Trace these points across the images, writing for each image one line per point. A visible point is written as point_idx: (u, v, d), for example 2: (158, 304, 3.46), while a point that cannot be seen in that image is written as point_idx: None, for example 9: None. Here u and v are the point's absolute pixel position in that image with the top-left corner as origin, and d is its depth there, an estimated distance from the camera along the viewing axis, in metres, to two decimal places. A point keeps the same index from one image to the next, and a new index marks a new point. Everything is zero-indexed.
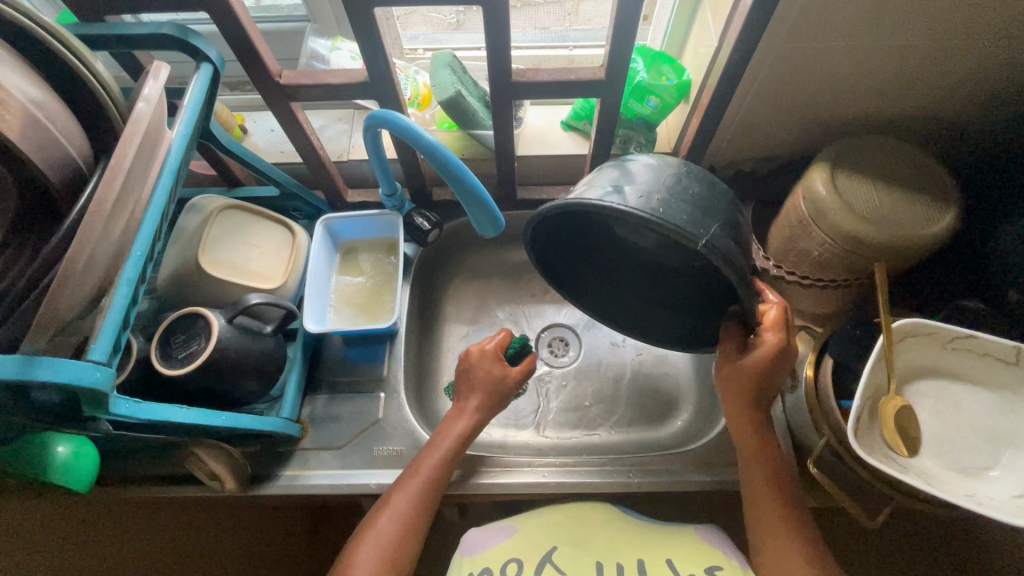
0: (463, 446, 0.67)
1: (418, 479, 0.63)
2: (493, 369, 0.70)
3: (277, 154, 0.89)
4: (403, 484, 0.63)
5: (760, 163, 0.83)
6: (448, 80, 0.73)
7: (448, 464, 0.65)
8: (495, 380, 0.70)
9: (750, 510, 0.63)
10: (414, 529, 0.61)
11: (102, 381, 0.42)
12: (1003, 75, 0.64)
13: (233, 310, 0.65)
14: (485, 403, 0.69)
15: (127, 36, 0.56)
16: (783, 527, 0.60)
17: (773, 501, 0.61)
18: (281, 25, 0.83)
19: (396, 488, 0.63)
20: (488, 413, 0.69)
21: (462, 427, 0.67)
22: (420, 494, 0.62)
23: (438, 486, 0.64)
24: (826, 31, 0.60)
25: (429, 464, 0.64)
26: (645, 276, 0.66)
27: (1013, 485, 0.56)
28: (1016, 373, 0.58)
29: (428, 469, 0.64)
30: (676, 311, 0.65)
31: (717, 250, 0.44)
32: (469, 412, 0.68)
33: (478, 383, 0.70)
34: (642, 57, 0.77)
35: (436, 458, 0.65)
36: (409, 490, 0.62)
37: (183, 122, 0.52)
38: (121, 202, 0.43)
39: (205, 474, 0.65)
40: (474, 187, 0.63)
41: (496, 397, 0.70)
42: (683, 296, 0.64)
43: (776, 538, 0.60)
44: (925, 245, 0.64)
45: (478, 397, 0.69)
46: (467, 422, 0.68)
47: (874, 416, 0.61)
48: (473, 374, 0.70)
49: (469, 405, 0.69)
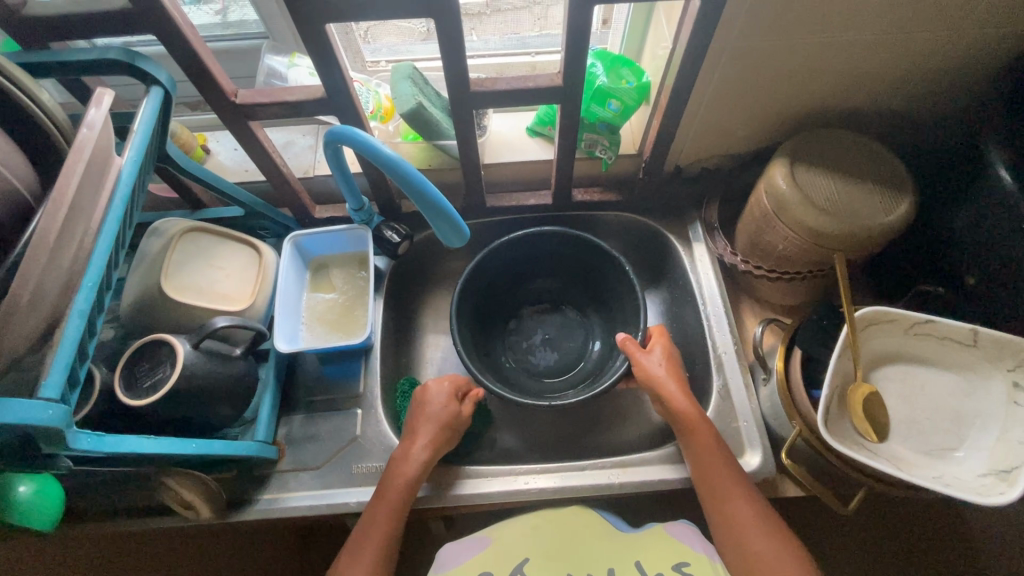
0: (410, 496, 0.65)
1: (368, 543, 0.62)
2: (448, 403, 0.71)
3: (241, 174, 0.88)
4: (354, 548, 0.62)
5: (724, 161, 0.84)
6: (408, 92, 0.73)
7: (398, 518, 0.64)
8: (445, 414, 0.69)
9: (708, 499, 0.62)
10: None
11: (56, 419, 0.41)
12: (946, 65, 0.66)
13: (199, 335, 0.63)
14: (439, 442, 0.68)
15: (71, 62, 0.55)
16: (751, 514, 0.60)
17: (736, 489, 0.61)
18: (238, 44, 0.83)
19: (349, 554, 0.62)
20: (434, 457, 0.67)
21: (410, 473, 0.65)
22: (373, 559, 0.61)
23: (389, 546, 0.62)
24: (774, 30, 0.61)
25: (378, 524, 0.63)
26: (534, 360, 0.86)
27: (978, 465, 0.57)
28: (976, 354, 0.59)
29: (376, 531, 0.62)
30: (580, 375, 0.84)
31: (588, 292, 0.89)
32: (415, 461, 0.66)
33: (427, 420, 0.69)
34: (601, 61, 0.79)
35: (385, 515, 0.63)
36: (361, 555, 0.61)
37: (133, 147, 0.51)
38: (66, 233, 0.42)
39: (178, 503, 0.63)
40: (437, 200, 0.63)
41: (446, 433, 0.69)
42: (589, 357, 0.86)
43: (748, 530, 0.59)
44: (884, 233, 0.65)
45: (429, 430, 0.68)
46: (415, 470, 0.66)
47: (843, 405, 0.62)
48: (427, 408, 0.70)
49: (415, 449, 0.67)
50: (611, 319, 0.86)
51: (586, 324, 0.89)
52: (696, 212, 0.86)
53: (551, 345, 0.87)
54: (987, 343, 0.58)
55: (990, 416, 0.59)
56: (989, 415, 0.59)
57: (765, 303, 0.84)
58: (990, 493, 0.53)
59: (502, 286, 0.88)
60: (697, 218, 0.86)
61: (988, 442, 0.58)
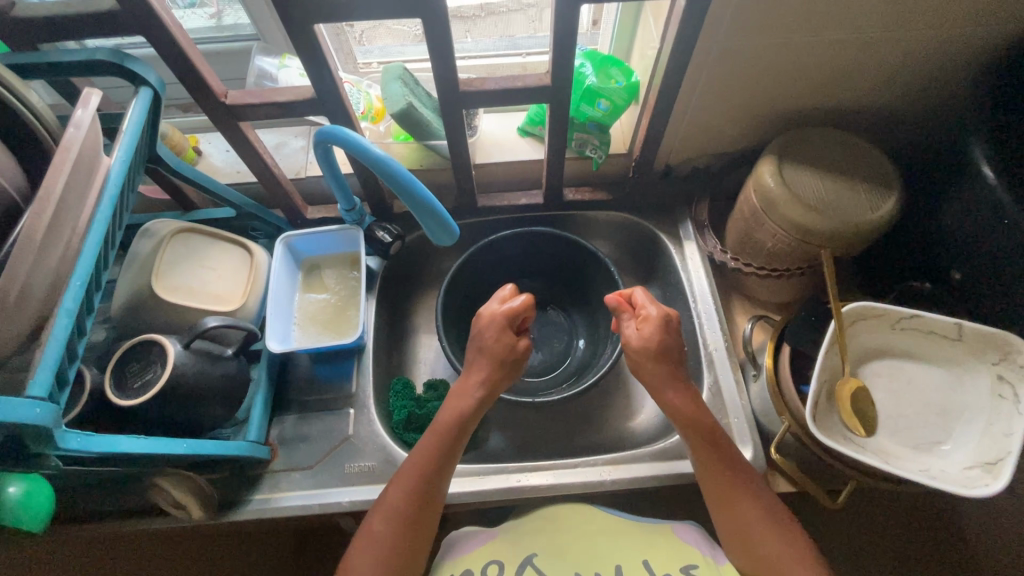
0: (462, 433, 0.63)
1: (414, 474, 0.61)
2: (503, 337, 0.65)
3: (233, 175, 0.88)
4: (400, 477, 0.61)
5: (714, 159, 0.85)
6: (398, 92, 0.73)
7: (445, 452, 0.62)
8: (506, 344, 0.65)
9: (719, 515, 0.60)
10: (410, 527, 0.58)
11: (44, 417, 0.41)
12: (929, 64, 0.67)
13: (190, 335, 0.63)
14: (498, 377, 0.65)
15: (59, 63, 0.55)
16: (768, 536, 0.57)
17: (745, 498, 0.59)
18: (229, 46, 0.83)
19: (394, 483, 0.61)
20: (490, 394, 0.65)
21: (464, 407, 0.64)
22: (417, 489, 0.60)
23: (435, 481, 0.61)
24: (760, 28, 0.62)
25: (425, 454, 0.62)
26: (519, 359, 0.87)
27: (964, 457, 0.57)
28: (960, 348, 0.60)
29: (424, 463, 0.61)
30: (564, 374, 0.85)
31: (571, 291, 0.90)
32: (470, 395, 0.64)
33: (486, 350, 0.65)
34: (590, 61, 0.79)
35: (432, 447, 0.62)
36: (404, 484, 0.60)
37: (122, 147, 0.52)
38: (54, 232, 0.42)
39: (169, 504, 0.63)
40: (427, 198, 0.63)
41: (504, 367, 0.65)
42: (574, 355, 0.86)
43: (759, 546, 0.57)
44: (870, 230, 0.66)
45: (485, 365, 0.65)
46: (470, 404, 0.64)
47: (831, 400, 0.63)
48: (483, 341, 0.65)
49: (472, 384, 0.65)
50: (595, 318, 0.86)
51: (571, 323, 0.89)
52: (687, 210, 0.87)
53: (535, 344, 0.88)
54: (971, 337, 0.59)
55: (975, 409, 0.59)
56: (975, 408, 0.59)
57: (755, 300, 0.84)
58: (974, 485, 0.54)
59: (487, 286, 0.88)
60: (687, 217, 0.86)
61: (974, 435, 0.58)
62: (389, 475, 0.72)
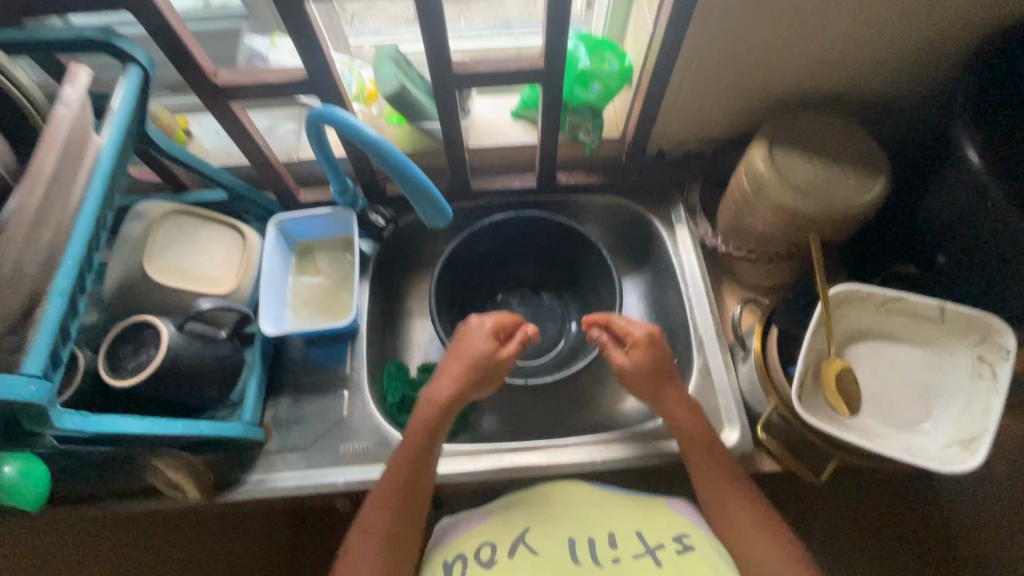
0: (432, 439, 0.65)
1: (387, 487, 0.62)
2: (479, 343, 0.68)
3: (224, 157, 0.87)
4: (377, 494, 0.62)
5: (707, 144, 0.85)
6: (391, 73, 0.73)
7: (422, 461, 0.64)
8: (474, 351, 0.67)
9: (708, 496, 0.63)
10: (392, 541, 0.60)
11: (40, 395, 0.41)
12: (919, 49, 0.68)
13: (183, 316, 0.63)
14: (464, 385, 0.66)
15: (45, 40, 0.54)
16: (755, 522, 0.61)
17: (733, 487, 0.63)
18: (218, 26, 0.82)
19: (371, 501, 0.62)
20: (459, 399, 0.66)
21: (428, 415, 0.65)
22: (395, 504, 0.61)
23: (410, 492, 0.62)
24: (753, 11, 0.61)
25: (400, 467, 0.63)
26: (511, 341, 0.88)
27: (944, 436, 0.59)
28: (943, 329, 0.62)
29: (399, 475, 0.63)
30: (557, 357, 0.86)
31: (564, 276, 0.90)
32: (436, 403, 0.65)
33: (458, 358, 0.68)
34: (584, 44, 0.78)
35: (405, 459, 0.63)
36: (381, 500, 0.62)
37: (112, 127, 0.51)
38: (45, 211, 0.42)
39: (165, 484, 0.64)
40: (421, 181, 0.64)
41: (476, 373, 0.66)
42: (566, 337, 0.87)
43: (743, 524, 0.60)
44: (859, 214, 0.67)
45: (458, 369, 0.67)
46: (435, 413, 0.65)
47: (817, 381, 0.64)
48: (462, 348, 0.68)
49: (442, 388, 0.66)
50: (588, 302, 0.88)
51: (565, 308, 0.90)
52: (679, 195, 0.87)
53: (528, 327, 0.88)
54: (953, 318, 0.60)
55: (956, 388, 0.61)
56: (956, 387, 0.61)
57: (746, 284, 0.85)
58: (952, 462, 0.56)
59: (479, 268, 0.89)
60: (679, 201, 0.86)
61: (953, 413, 0.60)
62: (385, 456, 0.73)
